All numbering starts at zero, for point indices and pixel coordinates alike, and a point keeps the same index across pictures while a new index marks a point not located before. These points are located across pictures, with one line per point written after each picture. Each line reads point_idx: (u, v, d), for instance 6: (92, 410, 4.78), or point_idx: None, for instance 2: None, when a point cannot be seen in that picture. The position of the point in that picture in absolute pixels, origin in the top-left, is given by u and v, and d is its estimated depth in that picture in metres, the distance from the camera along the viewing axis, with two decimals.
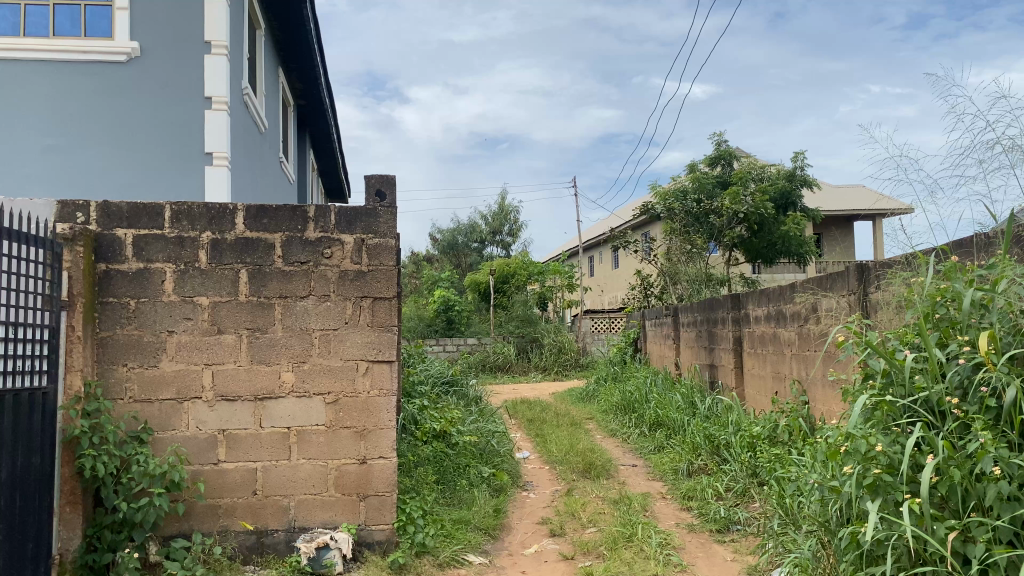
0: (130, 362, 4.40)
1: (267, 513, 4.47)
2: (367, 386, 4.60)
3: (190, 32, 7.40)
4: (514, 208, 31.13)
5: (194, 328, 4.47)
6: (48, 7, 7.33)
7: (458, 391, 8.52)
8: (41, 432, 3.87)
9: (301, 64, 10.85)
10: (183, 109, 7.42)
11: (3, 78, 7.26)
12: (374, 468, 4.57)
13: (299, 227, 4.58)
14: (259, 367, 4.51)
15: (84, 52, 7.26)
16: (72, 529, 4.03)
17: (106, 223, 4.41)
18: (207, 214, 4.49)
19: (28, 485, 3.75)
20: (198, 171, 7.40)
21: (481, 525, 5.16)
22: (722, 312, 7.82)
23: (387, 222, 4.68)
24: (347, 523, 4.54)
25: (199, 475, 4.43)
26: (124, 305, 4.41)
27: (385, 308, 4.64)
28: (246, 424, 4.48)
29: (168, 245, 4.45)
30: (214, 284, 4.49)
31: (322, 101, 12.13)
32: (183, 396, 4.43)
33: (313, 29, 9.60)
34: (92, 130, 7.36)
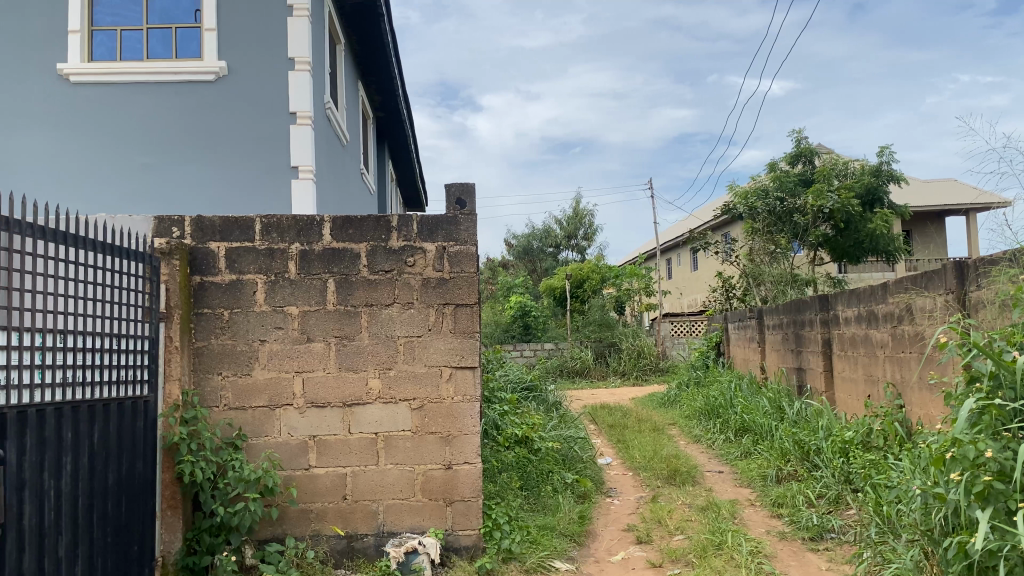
0: (224, 370, 4.54)
1: (356, 518, 4.54)
2: (452, 392, 4.64)
3: (275, 49, 7.63)
4: (588, 212, 30.97)
5: (285, 337, 4.59)
6: (142, 32, 7.68)
7: (538, 397, 8.53)
8: (144, 437, 4.06)
9: (380, 77, 11.07)
10: (269, 125, 7.65)
11: (102, 101, 7.60)
12: (460, 473, 4.60)
13: (383, 237, 4.66)
14: (346, 374, 4.60)
15: (176, 72, 7.56)
16: (173, 531, 4.20)
17: (199, 236, 4.58)
18: (295, 225, 4.61)
19: (132, 491, 3.93)
20: (284, 185, 7.62)
21: (567, 532, 5.13)
22: (810, 314, 7.58)
23: (468, 229, 4.70)
24: (434, 527, 4.58)
25: (291, 481, 4.53)
26: (218, 315, 4.56)
27: (467, 315, 4.67)
28: (336, 429, 4.57)
29: (260, 256, 4.59)
30: (304, 293, 4.60)
31: (400, 112, 12.33)
32: (275, 403, 4.55)
33: (390, 41, 9.77)
34: (184, 148, 7.65)
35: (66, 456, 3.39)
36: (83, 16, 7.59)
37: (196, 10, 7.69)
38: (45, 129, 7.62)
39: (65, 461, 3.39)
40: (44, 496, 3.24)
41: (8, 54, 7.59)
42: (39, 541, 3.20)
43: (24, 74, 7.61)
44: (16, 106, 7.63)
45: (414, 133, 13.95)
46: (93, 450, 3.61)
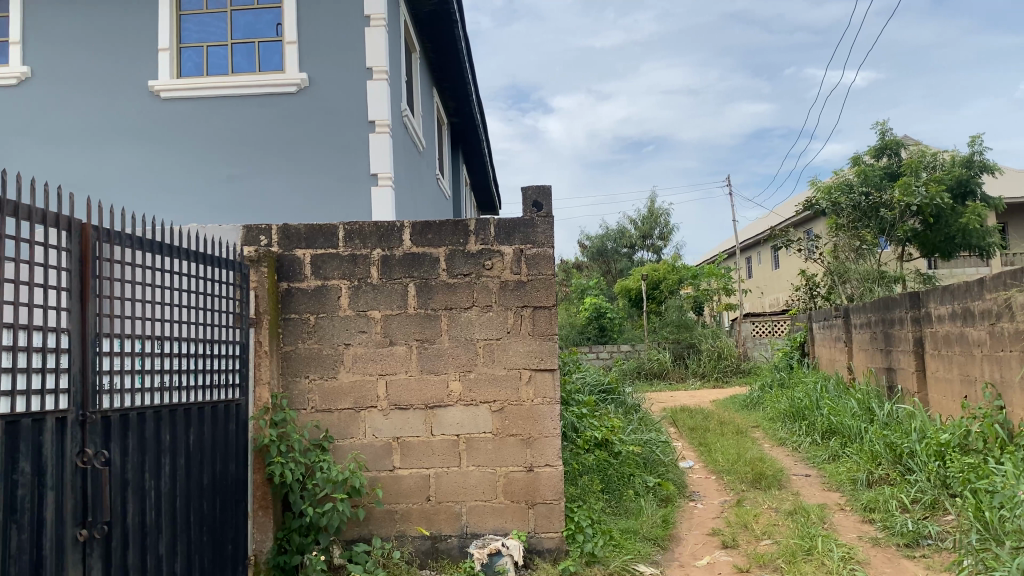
0: (311, 373, 4.66)
1: (440, 519, 4.60)
2: (532, 394, 4.64)
3: (353, 60, 7.80)
4: (663, 211, 30.61)
5: (368, 341, 4.68)
6: (227, 47, 7.96)
7: (616, 399, 8.46)
8: (236, 439, 4.20)
9: (453, 83, 11.17)
10: (348, 134, 7.82)
11: (190, 116, 7.90)
12: (541, 475, 4.60)
13: (461, 241, 4.71)
14: (428, 377, 4.66)
15: (259, 85, 7.81)
16: (264, 531, 4.33)
17: (286, 244, 4.71)
18: (376, 231, 4.70)
19: (226, 491, 4.07)
20: (364, 193, 7.78)
21: (650, 535, 5.08)
22: (900, 312, 7.31)
23: (545, 231, 4.68)
24: (517, 530, 4.59)
25: (377, 482, 4.62)
26: (304, 320, 4.69)
27: (546, 317, 4.67)
28: (418, 431, 4.63)
29: (343, 262, 4.70)
30: (386, 298, 4.69)
31: (474, 117, 12.42)
32: (360, 405, 4.64)
33: (465, 47, 9.86)
34: (268, 159, 7.87)
35: (165, 457, 3.54)
36: (172, 35, 7.93)
37: (277, 25, 7.93)
38: (138, 145, 7.96)
39: (164, 462, 3.54)
40: (145, 495, 3.39)
41: (103, 74, 7.98)
42: (142, 539, 3.34)
43: (118, 93, 7.97)
44: (111, 124, 7.98)
45: (488, 138, 14.06)
46: (190, 451, 3.76)
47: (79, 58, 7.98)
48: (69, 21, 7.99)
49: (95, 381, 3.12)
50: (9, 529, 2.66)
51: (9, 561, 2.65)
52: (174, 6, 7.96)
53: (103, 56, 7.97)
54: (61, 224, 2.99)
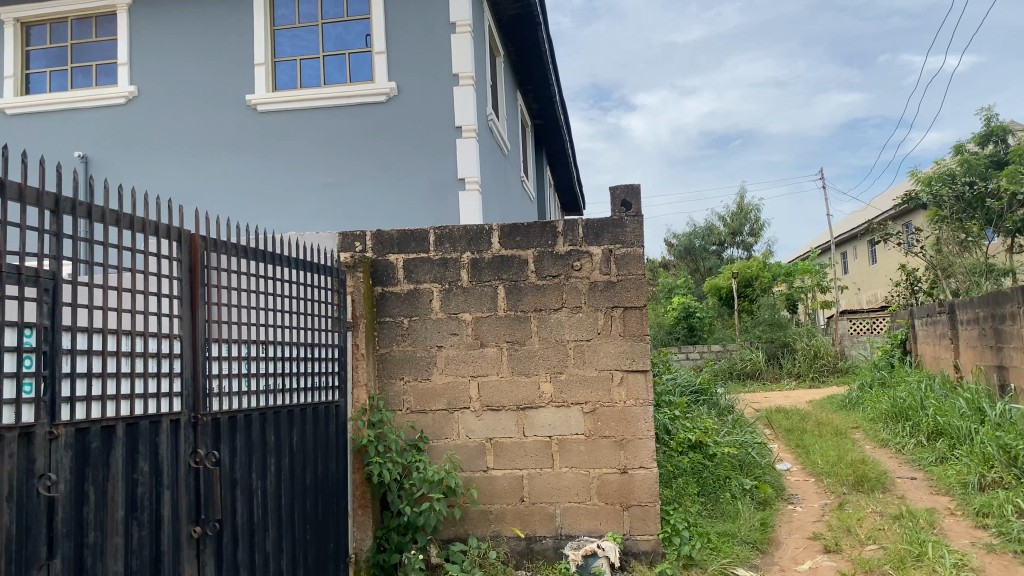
0: (406, 375, 4.76)
1: (535, 520, 4.62)
2: (624, 396, 4.61)
3: (440, 67, 7.93)
4: (753, 207, 29.93)
5: (460, 343, 4.74)
6: (319, 60, 8.20)
7: (709, 400, 8.29)
8: (336, 440, 4.34)
9: (537, 86, 11.23)
10: (436, 140, 7.94)
11: (286, 128, 8.18)
12: (636, 478, 4.56)
13: (550, 242, 4.72)
14: (520, 378, 4.69)
15: (350, 96, 8.02)
16: (364, 529, 4.45)
17: (380, 249, 4.83)
18: (466, 235, 4.76)
19: (328, 490, 4.20)
20: (452, 197, 7.89)
21: (748, 539, 4.97)
22: (1011, 307, 6.95)
23: (635, 231, 4.64)
24: (612, 532, 4.56)
25: (472, 482, 4.67)
26: (398, 323, 4.79)
27: (637, 317, 4.63)
28: (511, 432, 4.67)
29: (435, 266, 4.78)
30: (476, 300, 4.74)
31: (558, 118, 12.45)
32: (453, 406, 4.71)
33: (548, 48, 9.87)
34: (359, 167, 8.07)
35: (270, 457, 3.68)
36: (267, 50, 8.24)
37: (366, 35, 8.13)
38: (237, 157, 8.28)
39: (269, 462, 3.68)
40: (253, 494, 3.53)
41: (204, 90, 8.34)
42: (251, 537, 3.48)
43: (218, 108, 8.31)
44: (211, 138, 8.33)
45: (572, 138, 14.03)
46: (293, 451, 3.90)
47: (182, 76, 8.38)
48: (173, 42, 8.40)
49: (205, 385, 3.26)
50: (131, 526, 2.82)
51: (131, 555, 2.80)
52: (269, 22, 8.26)
53: (204, 73, 8.34)
54: (172, 235, 3.15)
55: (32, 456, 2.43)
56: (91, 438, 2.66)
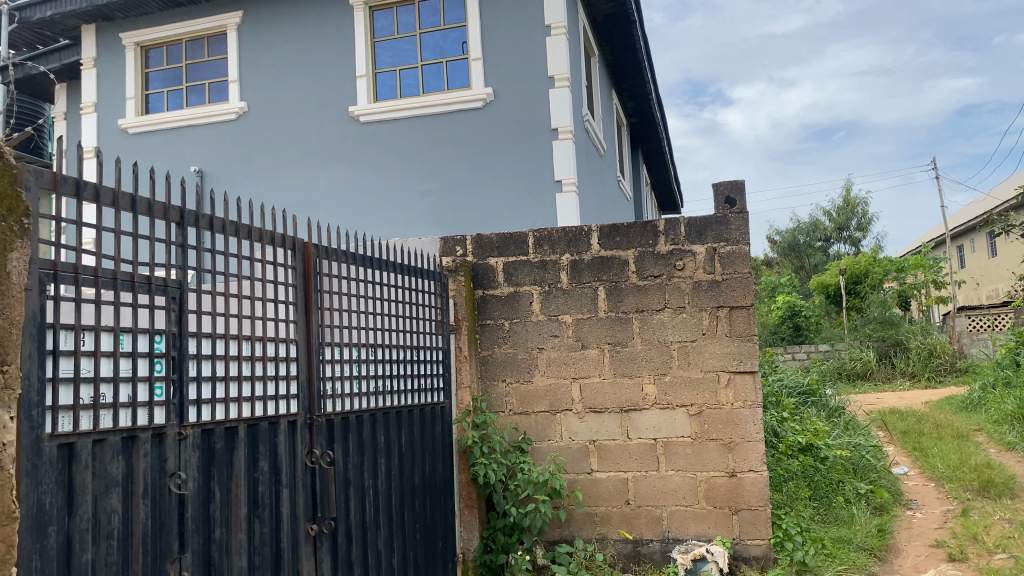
0: (508, 377, 4.79)
1: (641, 523, 4.57)
2: (732, 398, 4.51)
3: (536, 71, 7.97)
4: (860, 200, 28.78)
5: (561, 344, 4.75)
6: (417, 69, 8.37)
7: (818, 402, 8.01)
8: (442, 441, 4.42)
9: (632, 84, 11.12)
10: (534, 143, 7.98)
11: (386, 136, 8.38)
12: (745, 481, 4.46)
13: (651, 242, 4.67)
14: (623, 381, 4.65)
15: (448, 103, 8.15)
16: (471, 530, 4.49)
17: (480, 253, 4.88)
18: (565, 237, 4.77)
19: (435, 491, 4.28)
20: (550, 199, 7.90)
21: (865, 545, 4.78)
22: None
23: (739, 228, 4.54)
24: (721, 536, 4.47)
25: (576, 484, 4.67)
26: (499, 326, 4.83)
27: (744, 317, 4.53)
28: (615, 434, 4.64)
29: (534, 269, 4.80)
30: (577, 302, 4.74)
31: (654, 116, 12.30)
32: (556, 408, 4.72)
33: (643, 46, 9.76)
34: (458, 172, 8.19)
35: (380, 457, 3.78)
36: (368, 61, 8.46)
37: (463, 42, 8.25)
38: (341, 166, 8.54)
39: (379, 462, 3.78)
40: (365, 493, 3.63)
41: (309, 103, 8.64)
42: (364, 535, 3.59)
43: (322, 120, 8.60)
44: (317, 148, 8.62)
45: (669, 136, 13.84)
46: (402, 452, 3.99)
47: (289, 91, 8.70)
48: (279, 58, 8.74)
49: (320, 387, 3.38)
50: (253, 523, 2.95)
51: (254, 552, 2.93)
52: (369, 34, 8.48)
53: (308, 87, 8.64)
54: (287, 243, 3.28)
55: (164, 455, 2.58)
56: (216, 438, 2.80)
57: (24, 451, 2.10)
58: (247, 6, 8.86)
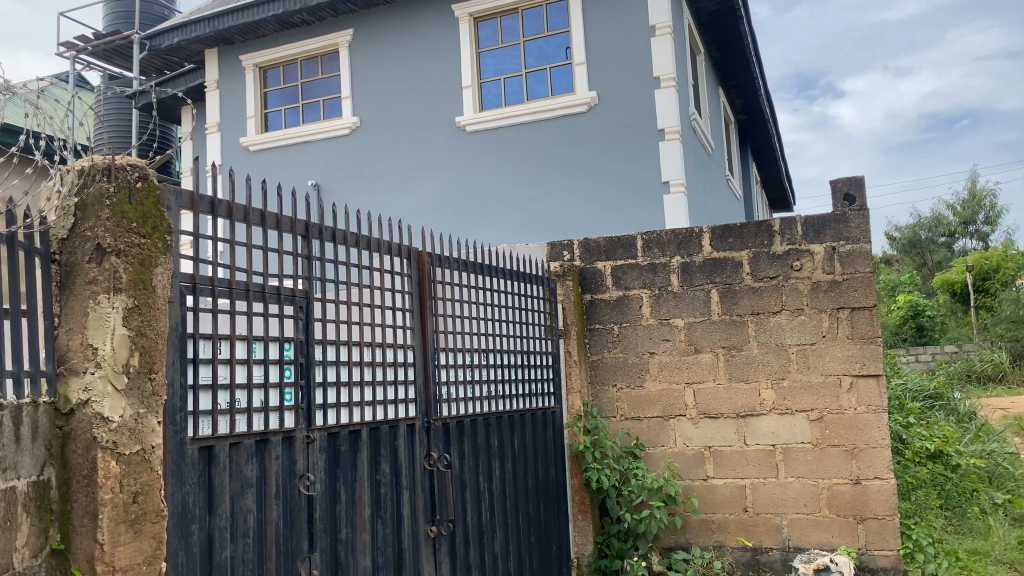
0: (619, 382, 4.77)
1: (760, 531, 4.45)
2: (855, 402, 4.34)
3: (641, 72, 7.90)
4: (987, 192, 27.15)
5: (673, 349, 4.69)
6: (522, 76, 8.44)
7: (946, 406, 7.60)
8: (554, 445, 4.44)
9: (740, 80, 10.87)
10: (640, 145, 7.91)
11: (493, 144, 8.49)
12: (871, 489, 4.27)
13: (766, 242, 4.55)
14: (739, 385, 4.55)
15: (553, 109, 8.19)
16: (585, 535, 4.49)
17: (588, 257, 4.88)
18: (675, 239, 4.71)
19: (549, 495, 4.30)
20: (658, 201, 7.81)
21: (1004, 558, 4.51)
22: None
23: (860, 225, 4.37)
24: (846, 546, 4.30)
25: (691, 491, 4.60)
26: (609, 330, 4.81)
27: (866, 318, 4.34)
28: (731, 440, 4.54)
29: (644, 272, 4.76)
30: (689, 305, 4.67)
31: (763, 112, 11.96)
32: (669, 414, 4.66)
33: (750, 41, 9.52)
34: (564, 177, 8.22)
35: (495, 461, 3.83)
36: (473, 71, 8.60)
37: (567, 47, 8.28)
38: (449, 175, 8.71)
39: (494, 465, 3.83)
40: (481, 496, 3.69)
41: (417, 115, 8.85)
42: (480, 537, 3.64)
43: (430, 130, 8.80)
44: (425, 159, 8.82)
45: (778, 131, 13.43)
46: (515, 456, 4.03)
47: (397, 104, 8.94)
48: (388, 72, 9.00)
49: (436, 392, 3.46)
50: (376, 524, 3.04)
51: (377, 552, 3.02)
52: (474, 44, 8.62)
53: (415, 99, 8.85)
54: (402, 252, 3.37)
55: (293, 458, 2.70)
56: (341, 442, 2.91)
57: (170, 453, 2.24)
58: (357, 23, 9.16)
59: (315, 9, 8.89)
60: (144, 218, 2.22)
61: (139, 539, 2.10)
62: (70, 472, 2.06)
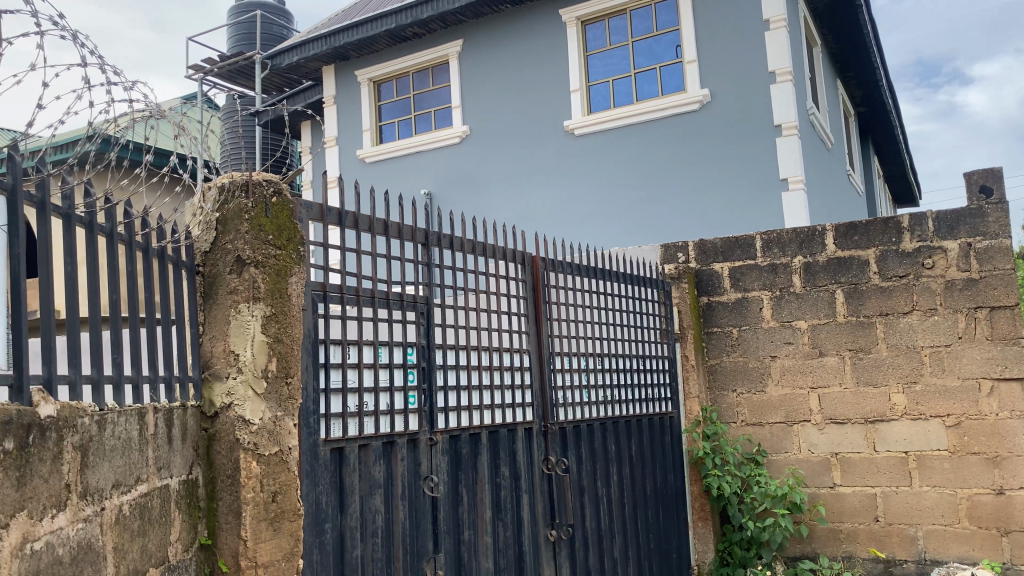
0: (739, 387, 4.66)
1: (893, 542, 4.25)
2: (996, 408, 4.08)
3: (755, 68, 7.71)
4: None
5: (796, 352, 4.54)
6: (630, 77, 8.37)
7: None
8: (672, 451, 4.39)
9: (860, 72, 10.44)
10: (756, 142, 7.72)
11: (602, 147, 8.48)
12: (1016, 499, 4.01)
13: (895, 239, 4.35)
14: (867, 389, 4.37)
15: (664, 109, 8.09)
16: (706, 542, 4.40)
17: (704, 259, 4.80)
18: (797, 239, 4.57)
19: (668, 500, 4.25)
20: (775, 199, 7.59)
21: None
22: None
23: (998, 219, 4.11)
24: (988, 560, 4.05)
25: (818, 499, 4.44)
26: (728, 333, 4.71)
27: (1007, 318, 4.08)
28: (860, 447, 4.36)
29: (764, 273, 4.64)
30: (812, 306, 4.52)
31: (886, 103, 11.43)
32: (793, 419, 4.52)
33: (870, 30, 9.12)
34: (676, 177, 8.11)
35: (612, 465, 3.82)
36: (581, 74, 8.60)
37: (677, 46, 8.16)
38: (559, 180, 8.75)
39: (612, 470, 3.81)
40: (599, 501, 3.68)
41: (526, 121, 8.93)
42: (599, 542, 3.63)
43: (539, 135, 8.86)
44: (534, 164, 8.89)
45: (903, 123, 12.80)
46: (632, 461, 4.00)
47: (506, 111, 9.05)
48: (497, 80, 9.12)
49: (552, 396, 3.48)
50: (497, 527, 3.08)
51: (499, 554, 3.06)
52: (582, 47, 8.62)
53: (524, 105, 8.93)
54: (517, 258, 3.41)
55: (418, 460, 2.77)
56: (462, 444, 2.97)
57: (305, 454, 2.34)
58: (466, 33, 9.33)
59: (426, 22, 9.12)
60: (280, 230, 2.33)
61: (278, 536, 2.20)
62: (215, 472, 2.19)
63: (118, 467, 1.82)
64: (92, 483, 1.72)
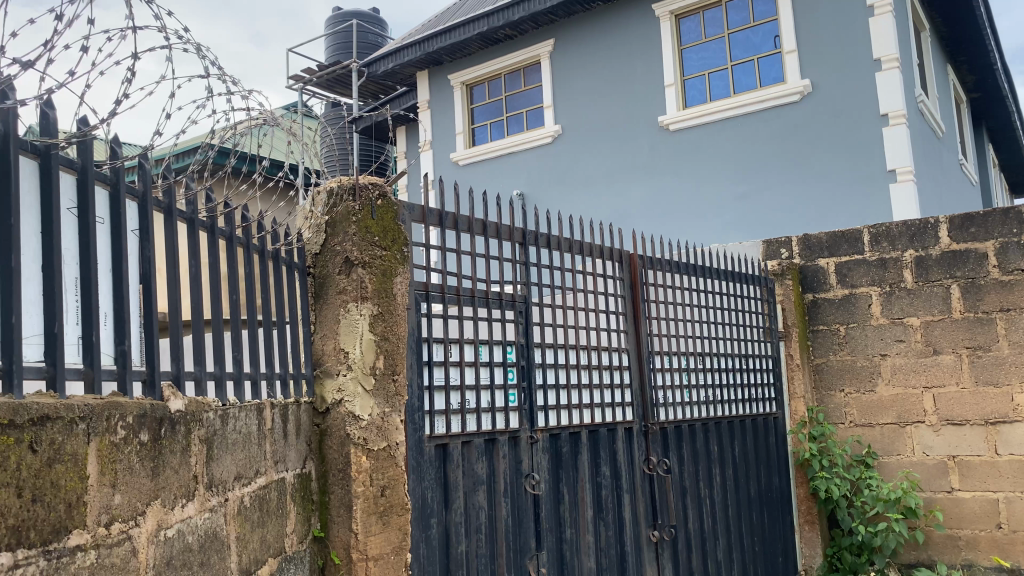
0: (847, 387, 4.49)
1: (1018, 550, 4.03)
2: None
3: (859, 55, 7.44)
4: None
5: (908, 350, 4.35)
6: (727, 70, 8.19)
7: None
8: (776, 452, 4.29)
9: (972, 55, 9.92)
10: (860, 133, 7.45)
11: (698, 142, 8.34)
12: None
13: (1015, 231, 4.12)
14: (987, 389, 4.15)
15: (762, 101, 7.90)
16: (813, 547, 4.28)
17: (808, 254, 4.66)
18: (907, 232, 4.38)
19: (773, 502, 4.15)
20: (882, 191, 7.31)
21: None
22: None
23: None
24: None
25: (934, 503, 4.24)
26: (834, 331, 4.56)
27: None
28: (980, 450, 4.14)
29: (872, 268, 4.47)
30: (925, 302, 4.32)
31: (1001, 88, 10.82)
32: (905, 420, 4.33)
33: (983, 11, 8.66)
34: (775, 172, 7.90)
35: (715, 466, 3.75)
36: (676, 69, 8.47)
37: (775, 37, 7.94)
38: (653, 177, 8.66)
39: (714, 472, 3.74)
40: (702, 503, 3.62)
41: (619, 119, 8.87)
42: (703, 544, 3.57)
43: (633, 133, 8.78)
44: (628, 162, 8.83)
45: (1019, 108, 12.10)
46: (735, 462, 3.92)
47: (598, 110, 9.01)
48: (590, 78, 9.09)
49: (653, 395, 3.44)
50: (598, 525, 3.07)
51: (601, 553, 3.05)
52: (677, 42, 8.49)
53: (617, 103, 8.87)
54: (614, 256, 3.39)
55: (519, 457, 2.79)
56: (562, 443, 2.97)
57: (411, 451, 2.39)
58: (558, 33, 9.33)
59: (518, 23, 9.17)
60: (385, 232, 2.39)
61: (388, 530, 2.25)
62: (327, 466, 2.27)
63: (240, 460, 1.90)
64: (217, 475, 1.80)
